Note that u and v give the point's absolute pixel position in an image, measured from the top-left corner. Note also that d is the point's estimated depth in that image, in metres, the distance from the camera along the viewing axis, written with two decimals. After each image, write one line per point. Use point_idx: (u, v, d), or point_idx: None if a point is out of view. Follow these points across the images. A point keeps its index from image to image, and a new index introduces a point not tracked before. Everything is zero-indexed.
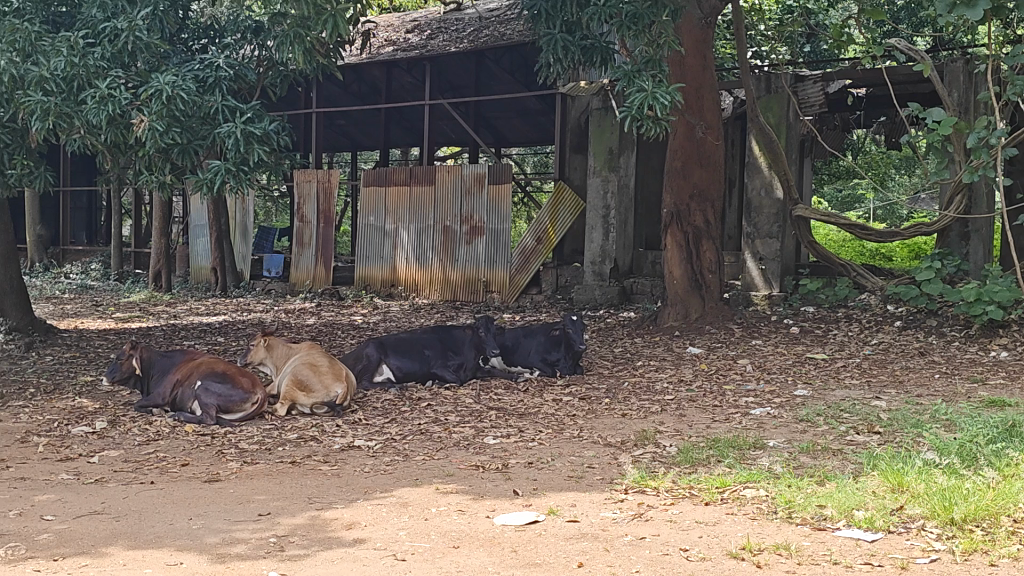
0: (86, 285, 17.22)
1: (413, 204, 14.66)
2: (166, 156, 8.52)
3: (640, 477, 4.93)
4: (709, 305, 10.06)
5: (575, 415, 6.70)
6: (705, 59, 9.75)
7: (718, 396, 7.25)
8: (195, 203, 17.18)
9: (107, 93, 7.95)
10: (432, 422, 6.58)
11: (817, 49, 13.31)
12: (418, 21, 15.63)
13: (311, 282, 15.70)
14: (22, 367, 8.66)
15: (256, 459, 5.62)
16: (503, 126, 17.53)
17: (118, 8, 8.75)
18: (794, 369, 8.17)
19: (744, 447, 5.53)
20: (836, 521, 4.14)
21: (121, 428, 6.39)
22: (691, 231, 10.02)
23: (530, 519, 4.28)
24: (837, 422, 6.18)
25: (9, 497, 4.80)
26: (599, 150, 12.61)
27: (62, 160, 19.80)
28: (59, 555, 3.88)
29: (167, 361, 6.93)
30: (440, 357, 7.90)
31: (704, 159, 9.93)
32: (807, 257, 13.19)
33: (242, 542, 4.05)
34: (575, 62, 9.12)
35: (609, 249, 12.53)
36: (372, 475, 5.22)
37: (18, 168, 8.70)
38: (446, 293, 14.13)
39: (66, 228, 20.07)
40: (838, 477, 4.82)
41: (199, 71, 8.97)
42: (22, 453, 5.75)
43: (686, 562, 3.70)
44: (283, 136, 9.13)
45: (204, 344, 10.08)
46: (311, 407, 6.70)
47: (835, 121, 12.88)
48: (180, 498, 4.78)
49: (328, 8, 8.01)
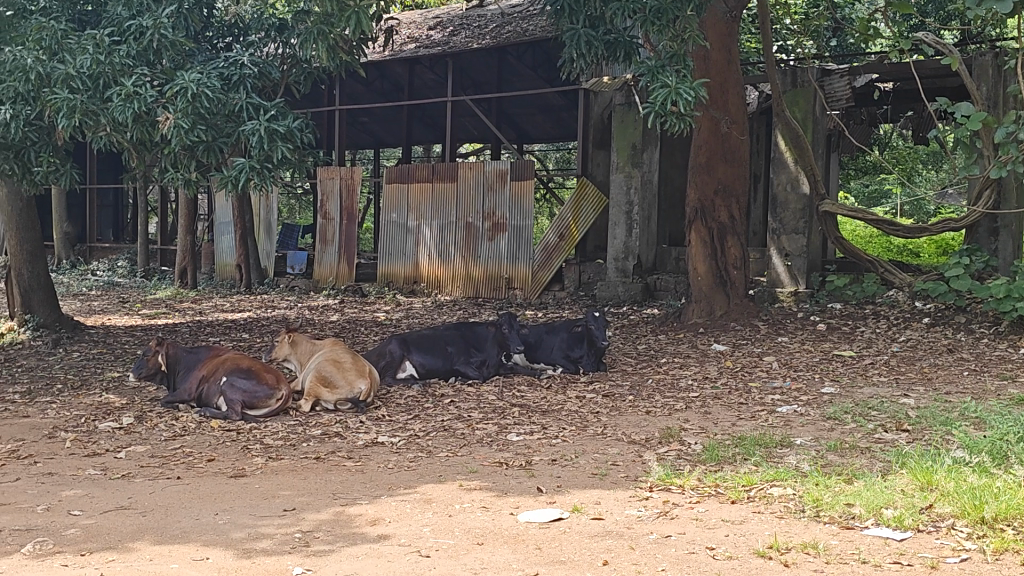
0: (112, 283, 17.36)
1: (435, 201, 14.66)
2: (191, 155, 8.57)
3: (665, 475, 4.89)
4: (735, 301, 9.98)
5: (599, 411, 6.68)
6: (730, 53, 9.68)
7: (744, 393, 7.19)
8: (220, 200, 17.31)
9: (133, 91, 8.01)
10: (455, 419, 6.56)
11: (843, 43, 13.16)
12: (440, 18, 15.64)
13: (334, 279, 15.73)
14: (49, 363, 8.75)
15: (280, 454, 5.63)
16: (525, 122, 17.51)
17: (144, 6, 8.79)
18: (822, 366, 8.08)
19: (771, 445, 5.48)
20: (865, 520, 4.09)
21: (147, 423, 6.43)
22: (716, 227, 9.95)
23: (555, 517, 4.26)
24: (865, 420, 6.12)
25: (37, 492, 4.83)
26: (622, 146, 12.58)
27: (89, 157, 20.00)
28: (86, 550, 3.89)
29: (193, 357, 6.97)
30: (463, 353, 7.91)
31: (728, 154, 9.85)
32: (833, 252, 13.11)
33: (268, 538, 4.06)
34: (599, 57, 9.03)
35: (633, 246, 12.47)
36: (396, 471, 5.22)
37: (44, 166, 8.82)
38: (469, 290, 14.12)
39: (93, 226, 20.24)
40: (867, 475, 4.76)
41: (223, 68, 8.93)
42: (50, 449, 5.80)
43: (712, 561, 3.66)
44: (306, 133, 9.12)
45: (230, 341, 10.14)
46: (335, 403, 6.70)
47: (862, 115, 12.78)
48: (205, 493, 4.80)
49: (351, 4, 8.04)
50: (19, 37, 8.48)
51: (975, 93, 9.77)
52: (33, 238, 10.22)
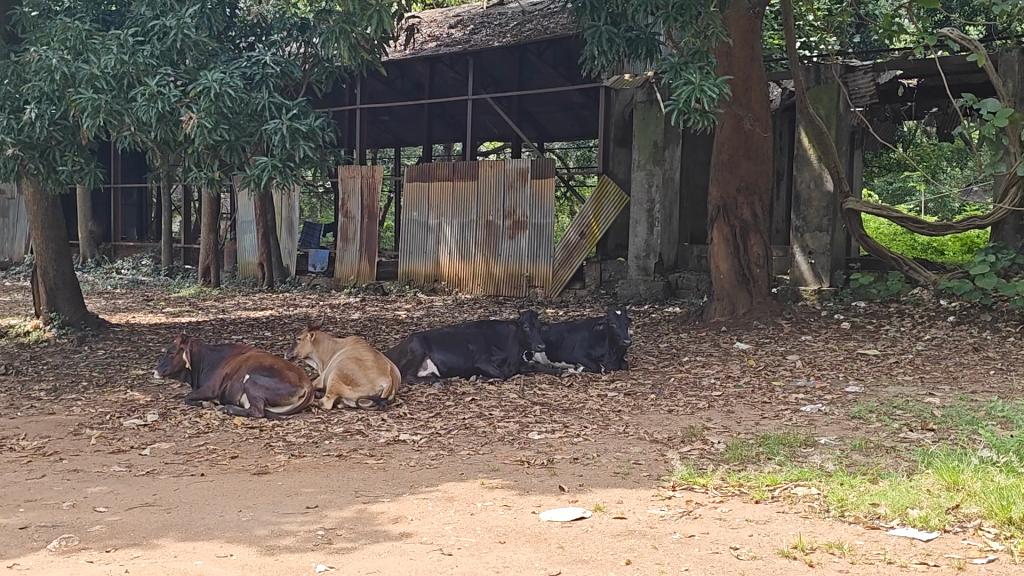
0: (137, 281, 17.49)
1: (456, 199, 14.67)
2: (215, 154, 8.61)
3: (688, 474, 4.86)
4: (758, 300, 9.92)
5: (621, 411, 6.65)
6: (753, 50, 9.63)
7: (767, 392, 7.15)
8: (243, 199, 17.42)
9: (156, 91, 8.05)
10: (476, 417, 6.56)
11: (867, 39, 13.05)
12: (461, 17, 15.64)
13: (355, 278, 15.78)
14: (75, 361, 8.81)
15: (303, 452, 5.65)
16: (546, 120, 17.50)
17: (168, 6, 8.85)
18: (846, 365, 8.02)
19: (795, 444, 5.44)
20: (890, 520, 4.05)
21: (172, 420, 6.47)
22: (738, 225, 9.89)
23: (577, 516, 4.25)
24: (890, 419, 6.07)
25: (63, 488, 4.87)
26: (643, 144, 12.54)
27: (113, 157, 20.19)
28: (111, 546, 3.92)
29: (217, 355, 7.03)
30: (484, 351, 7.91)
31: (751, 152, 9.78)
32: (856, 250, 12.98)
33: (291, 535, 4.07)
34: (620, 54, 8.99)
35: (654, 244, 12.42)
36: (418, 470, 5.23)
37: (69, 164, 8.88)
38: (490, 289, 14.12)
39: (117, 224, 20.42)
40: (892, 475, 4.72)
41: (246, 68, 8.94)
42: (76, 445, 5.85)
43: (736, 561, 3.64)
44: (328, 132, 9.14)
45: (252, 339, 10.17)
46: (357, 401, 6.73)
47: (886, 112, 12.63)
48: (229, 490, 4.83)
49: (373, 3, 8.07)
50: (44, 37, 8.58)
51: (1001, 88, 9.66)
52: (58, 236, 10.32)
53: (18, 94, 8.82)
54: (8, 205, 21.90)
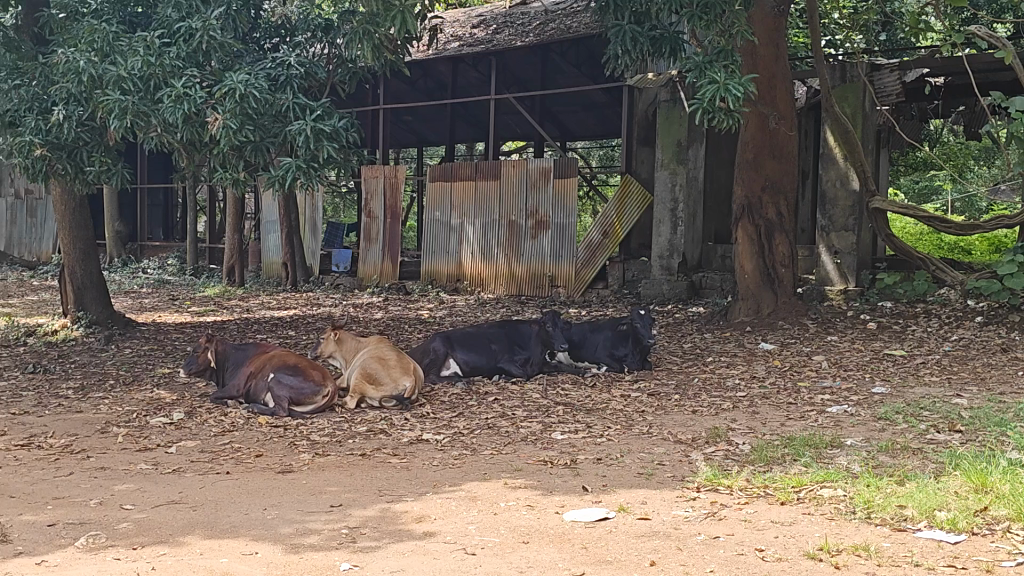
0: (163, 280, 17.61)
1: (478, 199, 14.68)
2: (240, 154, 8.67)
3: (713, 475, 4.84)
4: (782, 299, 9.86)
5: (644, 411, 6.64)
6: (778, 48, 9.57)
7: (792, 393, 7.10)
8: (267, 199, 17.52)
9: (183, 92, 8.07)
10: (499, 417, 6.55)
11: (893, 37, 12.97)
12: (483, 17, 15.66)
13: (378, 277, 15.82)
14: (102, 359, 8.90)
15: (327, 450, 5.69)
16: (569, 119, 17.48)
17: (193, 8, 8.92)
18: (872, 366, 7.94)
19: (821, 445, 5.41)
20: (917, 522, 4.01)
21: (197, 419, 6.51)
22: (763, 224, 9.83)
23: (600, 516, 4.23)
24: (916, 421, 6.01)
25: (90, 486, 4.92)
26: (667, 143, 12.51)
27: (140, 157, 20.38)
28: (138, 544, 3.95)
29: (242, 354, 7.09)
30: (506, 351, 7.90)
31: (777, 151, 9.73)
32: (883, 249, 12.86)
33: (315, 534, 4.09)
34: (644, 54, 8.94)
35: (678, 244, 12.39)
36: (441, 469, 5.24)
37: (97, 165, 8.95)
38: (512, 288, 14.12)
39: (143, 224, 20.62)
40: (919, 477, 4.68)
41: (271, 69, 9.00)
42: (103, 444, 5.89)
43: (761, 563, 3.62)
44: (352, 133, 9.19)
45: (276, 338, 10.26)
46: (380, 400, 6.75)
47: (913, 111, 12.53)
48: (254, 488, 4.86)
49: (396, 4, 8.06)
50: (72, 39, 8.65)
51: None
52: (86, 236, 10.42)
53: (46, 95, 8.92)
54: (36, 206, 22.16)
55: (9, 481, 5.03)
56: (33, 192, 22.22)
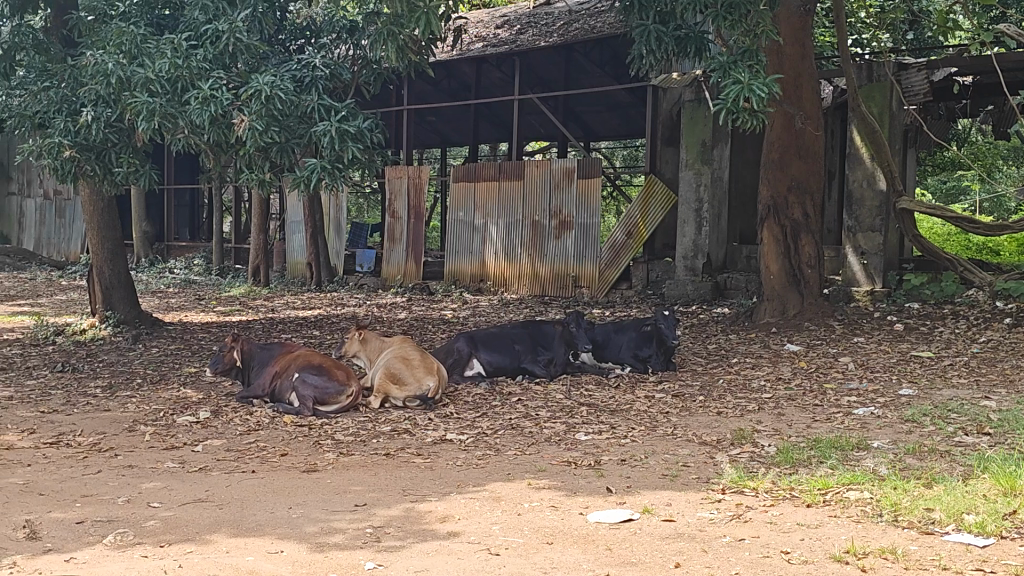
0: (189, 280, 17.76)
1: (502, 199, 14.68)
2: (265, 155, 8.73)
3: (738, 477, 4.81)
4: (809, 300, 9.80)
5: (669, 411, 6.63)
6: (804, 48, 9.50)
7: (818, 395, 7.04)
8: (292, 199, 17.62)
9: (209, 94, 8.16)
10: (523, 417, 6.56)
11: (921, 36, 12.89)
12: (507, 17, 15.68)
13: (402, 277, 15.87)
14: (130, 358, 8.99)
15: (352, 450, 5.70)
16: (593, 120, 17.47)
17: (220, 10, 8.99)
18: (899, 368, 7.87)
19: (848, 447, 5.37)
20: (945, 525, 3.96)
21: (223, 418, 6.56)
22: (789, 225, 9.78)
23: (624, 518, 4.22)
24: (944, 423, 5.96)
25: (118, 484, 4.97)
26: (692, 143, 12.47)
27: (167, 158, 20.56)
28: (164, 541, 3.99)
29: (267, 353, 7.14)
30: (530, 352, 7.90)
31: (803, 151, 9.66)
32: (909, 250, 12.76)
33: (340, 532, 4.11)
34: (668, 54, 8.91)
35: (702, 244, 12.36)
36: (464, 469, 5.25)
37: (125, 166, 9.03)
38: (536, 289, 14.11)
39: (170, 225, 20.78)
40: (947, 479, 4.63)
41: (296, 71, 9.06)
42: (131, 442, 5.94)
43: (787, 565, 3.60)
44: (376, 134, 9.23)
45: (301, 337, 10.35)
46: (404, 400, 6.77)
47: (940, 110, 12.41)
48: (280, 487, 4.89)
49: (421, 6, 8.07)
50: (101, 41, 8.74)
51: None
52: (114, 237, 10.53)
53: (75, 97, 9.02)
54: (64, 206, 22.39)
55: (39, 479, 5.09)
56: (61, 193, 22.45)
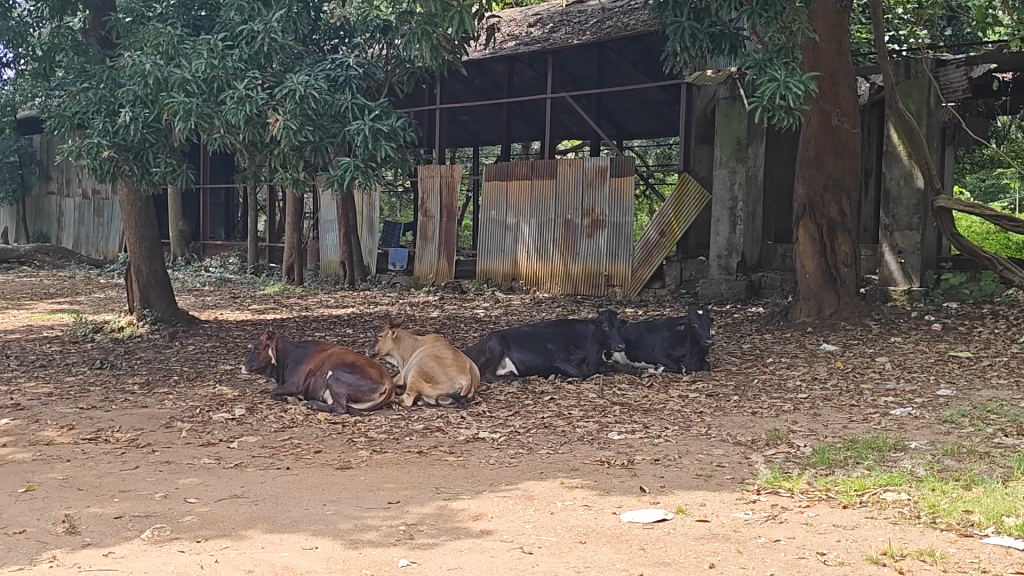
0: (225, 278, 17.94)
1: (535, 198, 14.67)
2: (300, 154, 8.81)
3: (773, 478, 4.76)
4: (845, 300, 9.70)
5: (703, 411, 6.58)
6: (841, 44, 9.38)
7: (856, 395, 6.97)
8: (326, 198, 17.73)
9: (245, 94, 8.23)
10: (556, 416, 6.54)
11: (959, 32, 12.72)
12: (540, 15, 15.66)
13: (434, 276, 15.90)
14: (167, 355, 9.11)
15: (384, 448, 5.72)
16: (625, 117, 17.41)
17: (256, 10, 9.06)
18: (937, 368, 7.77)
19: (885, 449, 5.31)
20: (984, 527, 3.90)
21: (259, 415, 6.62)
22: (825, 223, 9.68)
23: (658, 518, 4.20)
24: (983, 424, 5.86)
25: (156, 479, 5.04)
26: (726, 140, 12.38)
27: (203, 158, 20.78)
28: (201, 537, 4.04)
29: (301, 352, 7.19)
30: (563, 351, 7.88)
31: (839, 148, 9.57)
32: (946, 248, 12.57)
33: (374, 529, 4.13)
34: (703, 50, 8.86)
35: (736, 242, 12.29)
36: (497, 467, 5.26)
37: (162, 167, 9.15)
38: (568, 288, 14.09)
39: (206, 224, 21.01)
40: (986, 481, 4.55)
41: (330, 70, 9.12)
42: (167, 438, 6.02)
43: (823, 567, 3.57)
44: (410, 133, 9.25)
45: (335, 335, 10.40)
46: (437, 398, 6.78)
47: (979, 107, 12.20)
48: (313, 484, 4.92)
49: (454, 4, 8.05)
50: (139, 42, 8.85)
51: None
52: (151, 235, 10.67)
53: (113, 97, 9.14)
54: (103, 206, 22.75)
55: (78, 474, 5.17)
56: (100, 193, 22.79)
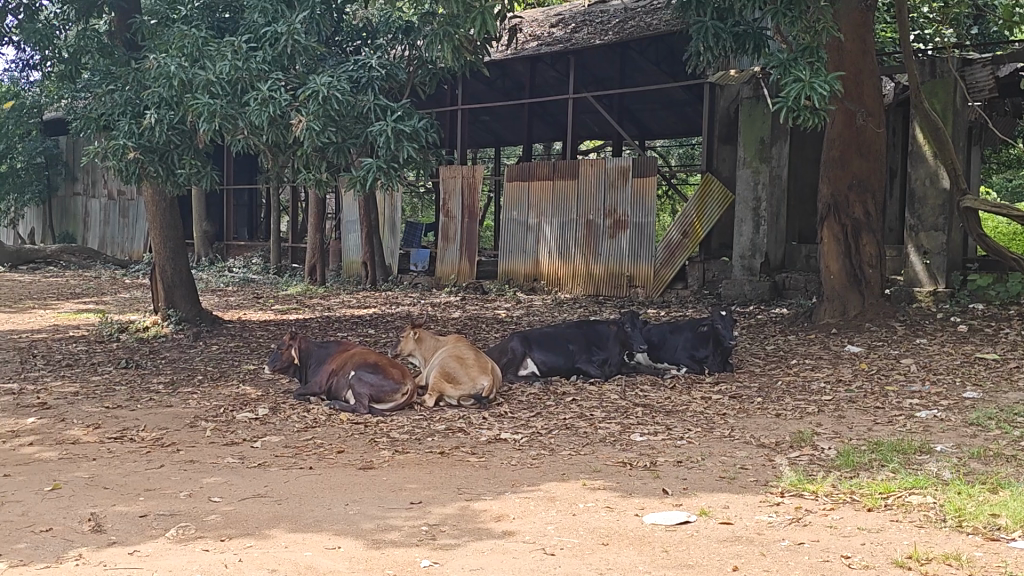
0: (248, 279, 18.04)
1: (557, 199, 14.66)
2: (323, 155, 8.85)
3: (797, 480, 4.73)
4: (870, 301, 9.62)
5: (726, 413, 6.55)
6: (865, 44, 9.31)
7: (880, 397, 6.92)
8: (348, 199, 17.80)
9: (268, 96, 8.26)
10: (578, 417, 6.54)
11: (986, 30, 12.60)
12: (562, 15, 15.66)
13: (456, 277, 15.92)
14: (191, 355, 9.17)
15: (406, 448, 5.74)
16: (648, 117, 17.36)
17: (279, 12, 9.11)
18: (963, 370, 7.70)
19: (910, 451, 5.26)
20: (1011, 532, 3.86)
21: (281, 415, 6.65)
22: (849, 223, 9.61)
23: (681, 520, 4.19)
24: (1010, 427, 5.80)
25: (180, 478, 5.07)
26: (749, 140, 12.32)
27: (227, 159, 20.93)
28: (225, 535, 4.06)
29: (324, 352, 7.23)
30: (584, 351, 7.87)
31: (864, 148, 9.50)
32: (972, 248, 12.44)
33: (396, 530, 4.14)
34: (727, 50, 8.82)
35: (760, 243, 12.22)
36: (519, 468, 5.26)
37: (187, 168, 9.23)
38: (590, 288, 14.06)
39: (230, 224, 21.15)
40: (1012, 485, 4.50)
41: (353, 71, 9.16)
42: (192, 437, 6.07)
43: (848, 570, 3.54)
44: (432, 133, 9.27)
45: (357, 335, 10.44)
46: (458, 399, 6.80)
47: (1006, 106, 12.06)
48: (336, 484, 4.94)
49: (476, 5, 8.05)
50: (164, 45, 8.92)
51: None
52: (175, 236, 10.76)
53: (138, 99, 9.22)
54: (128, 206, 22.97)
55: (104, 472, 5.21)
56: (126, 194, 23.00)
